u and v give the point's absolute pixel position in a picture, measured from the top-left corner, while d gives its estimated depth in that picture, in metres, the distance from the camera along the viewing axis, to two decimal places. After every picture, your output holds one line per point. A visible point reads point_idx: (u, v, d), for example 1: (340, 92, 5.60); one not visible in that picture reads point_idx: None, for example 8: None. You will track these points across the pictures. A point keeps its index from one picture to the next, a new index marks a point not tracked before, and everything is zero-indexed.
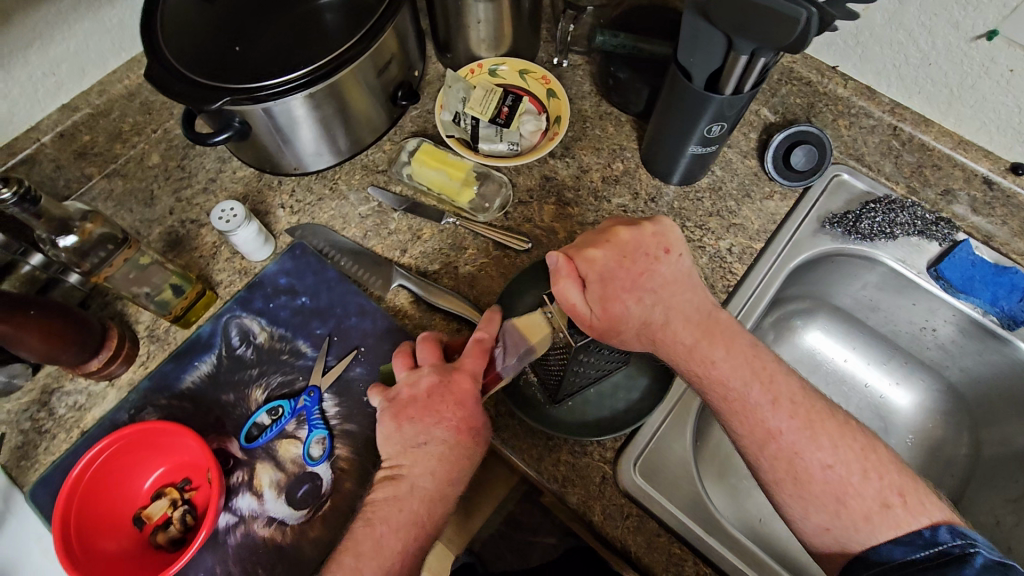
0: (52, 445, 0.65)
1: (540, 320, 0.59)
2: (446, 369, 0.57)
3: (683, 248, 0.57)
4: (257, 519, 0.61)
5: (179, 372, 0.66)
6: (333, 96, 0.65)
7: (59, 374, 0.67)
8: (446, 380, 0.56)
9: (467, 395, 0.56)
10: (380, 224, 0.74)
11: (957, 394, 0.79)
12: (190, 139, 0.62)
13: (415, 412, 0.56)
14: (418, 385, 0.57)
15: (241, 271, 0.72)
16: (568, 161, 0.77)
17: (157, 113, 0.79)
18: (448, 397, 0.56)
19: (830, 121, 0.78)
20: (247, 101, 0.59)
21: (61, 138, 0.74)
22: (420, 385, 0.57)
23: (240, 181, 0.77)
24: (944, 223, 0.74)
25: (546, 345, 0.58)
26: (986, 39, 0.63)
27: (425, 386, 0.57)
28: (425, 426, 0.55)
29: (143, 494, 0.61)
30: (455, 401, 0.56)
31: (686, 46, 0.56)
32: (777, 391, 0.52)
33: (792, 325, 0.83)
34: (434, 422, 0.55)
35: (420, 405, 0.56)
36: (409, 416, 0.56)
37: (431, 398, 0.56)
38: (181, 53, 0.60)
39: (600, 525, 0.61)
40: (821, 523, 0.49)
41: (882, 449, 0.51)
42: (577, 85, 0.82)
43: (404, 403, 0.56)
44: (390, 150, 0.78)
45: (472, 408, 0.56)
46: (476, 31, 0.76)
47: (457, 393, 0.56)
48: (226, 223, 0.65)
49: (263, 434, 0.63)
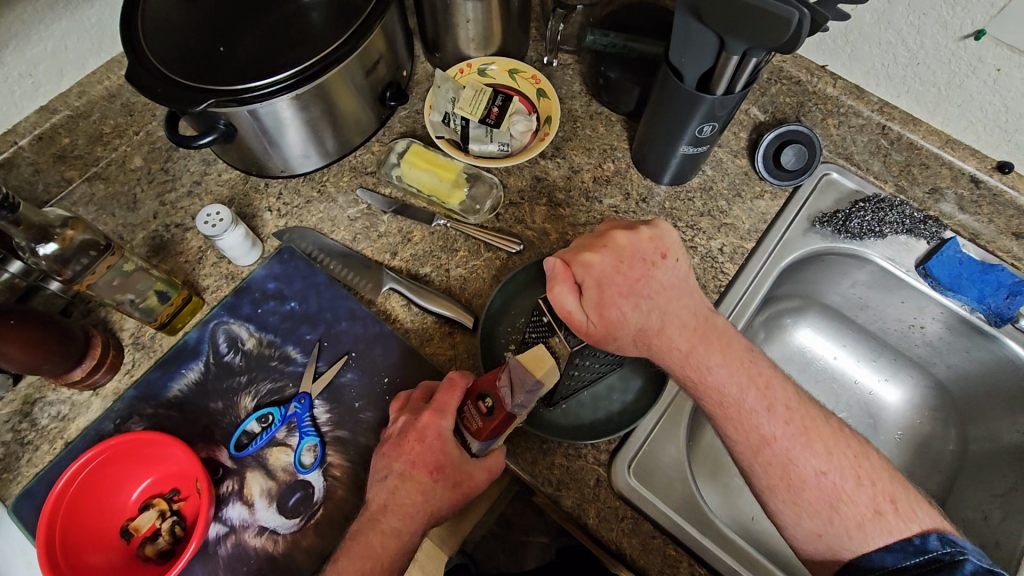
0: (35, 456, 0.63)
1: (543, 350, 0.50)
2: (418, 410, 0.58)
3: (679, 253, 0.56)
4: (248, 529, 0.60)
5: (165, 380, 0.65)
6: (320, 96, 0.64)
7: (41, 385, 0.66)
8: (412, 419, 0.57)
9: (424, 431, 0.55)
10: (369, 227, 0.73)
11: (945, 391, 0.79)
12: (174, 142, 0.60)
13: (386, 448, 0.57)
14: (395, 424, 0.58)
15: (228, 276, 0.71)
16: (559, 162, 0.77)
17: (139, 115, 0.77)
18: (410, 434, 0.55)
19: (819, 121, 0.78)
20: (232, 104, 0.58)
21: (40, 141, 0.72)
22: (394, 424, 0.58)
23: (226, 184, 0.75)
24: (933, 222, 0.74)
25: (553, 376, 0.50)
26: (973, 39, 0.63)
27: (399, 424, 0.58)
28: (389, 460, 0.56)
29: (130, 506, 0.59)
30: (415, 436, 0.55)
31: (677, 47, 0.56)
32: (773, 397, 0.51)
33: (782, 324, 0.83)
34: (394, 457, 0.56)
35: (391, 441, 0.57)
36: (382, 451, 0.57)
37: (399, 434, 0.57)
38: (163, 54, 0.59)
39: (595, 528, 0.61)
40: (814, 528, 0.49)
41: (874, 455, 0.51)
42: (567, 85, 0.81)
43: (384, 439, 0.58)
44: (380, 151, 0.77)
45: (432, 446, 0.54)
46: (465, 30, 0.75)
47: (418, 429, 0.55)
48: (212, 227, 0.64)
49: (252, 442, 0.62)
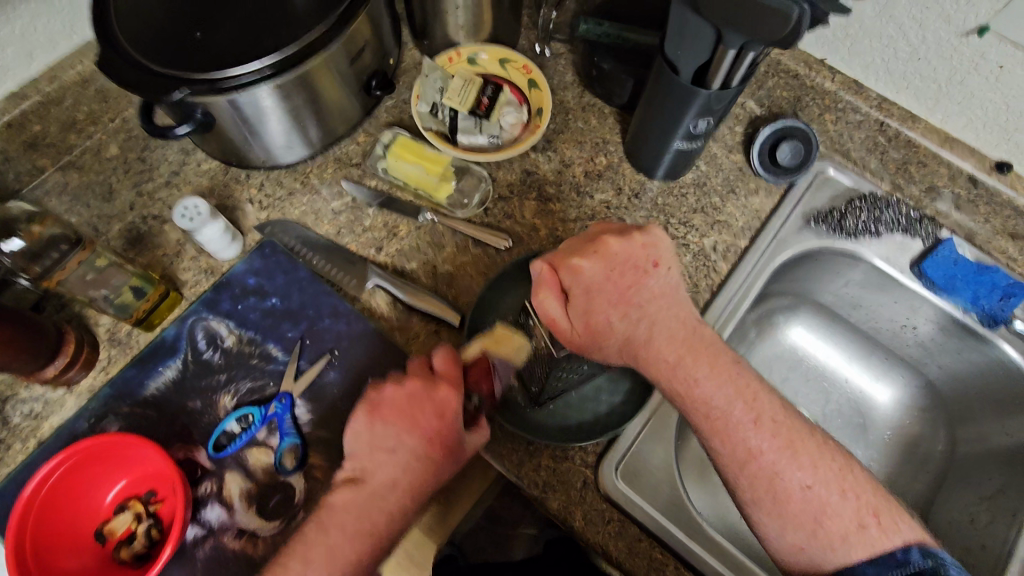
0: (7, 456, 0.62)
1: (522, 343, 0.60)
2: (431, 381, 0.55)
3: (672, 261, 0.54)
4: (226, 531, 0.58)
5: (142, 378, 0.63)
6: (302, 86, 0.61)
7: (13, 381, 0.64)
8: (428, 388, 0.55)
9: (445, 407, 0.54)
10: (353, 221, 0.71)
11: (936, 391, 0.79)
12: (150, 131, 0.58)
13: (391, 416, 0.55)
14: (402, 387, 0.55)
15: (208, 270, 0.69)
16: (550, 155, 0.75)
17: (115, 101, 0.74)
18: (431, 405, 0.54)
19: (816, 115, 0.76)
20: (208, 93, 0.55)
21: (9, 128, 0.69)
22: (403, 386, 0.55)
23: (206, 175, 0.73)
24: (928, 222, 0.73)
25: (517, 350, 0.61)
26: (976, 34, 0.61)
27: (408, 391, 0.55)
28: (397, 431, 0.54)
29: (105, 508, 0.58)
30: (434, 411, 0.54)
31: (672, 38, 0.54)
32: (760, 410, 0.51)
33: (774, 321, 0.82)
34: (406, 428, 0.54)
35: (399, 406, 0.55)
36: (383, 416, 0.55)
37: (412, 402, 0.55)
38: (136, 41, 0.56)
39: (580, 531, 0.60)
40: (796, 541, 0.48)
41: (859, 468, 0.50)
42: (559, 74, 0.79)
43: (380, 402, 0.55)
44: (365, 141, 0.75)
45: (451, 423, 0.54)
46: (454, 17, 0.73)
47: (437, 402, 0.54)
48: (190, 221, 0.62)
49: (232, 443, 0.61)
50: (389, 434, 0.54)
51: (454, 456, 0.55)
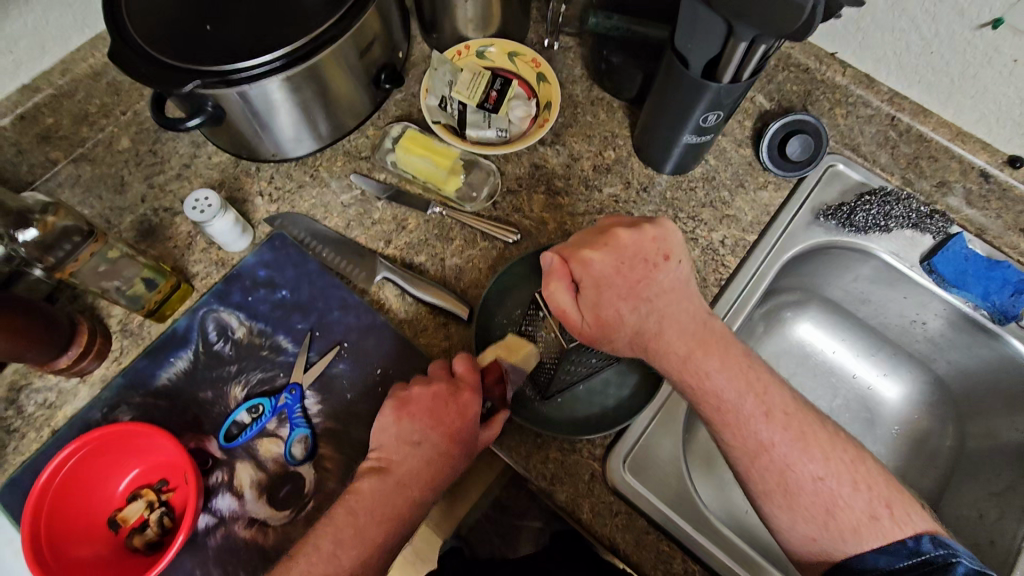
0: (21, 445, 0.62)
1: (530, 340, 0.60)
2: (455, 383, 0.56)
3: (682, 255, 0.54)
4: (237, 520, 0.59)
5: (154, 368, 0.64)
6: (312, 79, 0.61)
7: (27, 371, 0.65)
8: (451, 390, 0.55)
9: (469, 409, 0.55)
10: (363, 214, 0.71)
11: (944, 387, 0.79)
12: (160, 123, 0.58)
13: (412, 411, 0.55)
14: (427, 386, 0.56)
15: (218, 263, 0.69)
16: (558, 149, 0.75)
17: (126, 94, 0.75)
18: (454, 406, 0.55)
19: (827, 109, 0.76)
20: (221, 86, 0.56)
21: (22, 121, 0.69)
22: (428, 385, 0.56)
23: (216, 168, 0.73)
24: (939, 216, 0.73)
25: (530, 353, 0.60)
26: (991, 27, 0.61)
27: (434, 390, 0.56)
28: (415, 426, 0.54)
29: (117, 497, 0.59)
30: (457, 411, 0.55)
31: (683, 31, 0.54)
32: (770, 403, 0.51)
33: (781, 316, 0.82)
34: (430, 425, 0.54)
35: (423, 405, 0.55)
36: (410, 413, 0.55)
37: (436, 400, 0.55)
38: (146, 33, 0.57)
39: (588, 523, 0.60)
40: (809, 533, 0.48)
41: (870, 459, 0.50)
42: (568, 68, 0.79)
43: (407, 400, 0.56)
44: (374, 135, 0.75)
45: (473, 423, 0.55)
46: (464, 10, 0.72)
47: (461, 404, 0.55)
48: (201, 213, 0.62)
49: (242, 433, 0.61)
50: (416, 428, 0.54)
51: (468, 453, 0.55)
